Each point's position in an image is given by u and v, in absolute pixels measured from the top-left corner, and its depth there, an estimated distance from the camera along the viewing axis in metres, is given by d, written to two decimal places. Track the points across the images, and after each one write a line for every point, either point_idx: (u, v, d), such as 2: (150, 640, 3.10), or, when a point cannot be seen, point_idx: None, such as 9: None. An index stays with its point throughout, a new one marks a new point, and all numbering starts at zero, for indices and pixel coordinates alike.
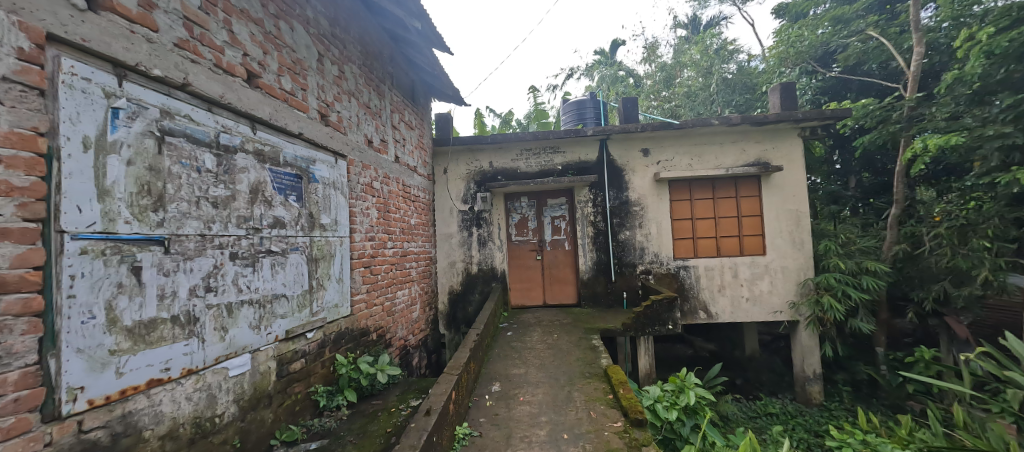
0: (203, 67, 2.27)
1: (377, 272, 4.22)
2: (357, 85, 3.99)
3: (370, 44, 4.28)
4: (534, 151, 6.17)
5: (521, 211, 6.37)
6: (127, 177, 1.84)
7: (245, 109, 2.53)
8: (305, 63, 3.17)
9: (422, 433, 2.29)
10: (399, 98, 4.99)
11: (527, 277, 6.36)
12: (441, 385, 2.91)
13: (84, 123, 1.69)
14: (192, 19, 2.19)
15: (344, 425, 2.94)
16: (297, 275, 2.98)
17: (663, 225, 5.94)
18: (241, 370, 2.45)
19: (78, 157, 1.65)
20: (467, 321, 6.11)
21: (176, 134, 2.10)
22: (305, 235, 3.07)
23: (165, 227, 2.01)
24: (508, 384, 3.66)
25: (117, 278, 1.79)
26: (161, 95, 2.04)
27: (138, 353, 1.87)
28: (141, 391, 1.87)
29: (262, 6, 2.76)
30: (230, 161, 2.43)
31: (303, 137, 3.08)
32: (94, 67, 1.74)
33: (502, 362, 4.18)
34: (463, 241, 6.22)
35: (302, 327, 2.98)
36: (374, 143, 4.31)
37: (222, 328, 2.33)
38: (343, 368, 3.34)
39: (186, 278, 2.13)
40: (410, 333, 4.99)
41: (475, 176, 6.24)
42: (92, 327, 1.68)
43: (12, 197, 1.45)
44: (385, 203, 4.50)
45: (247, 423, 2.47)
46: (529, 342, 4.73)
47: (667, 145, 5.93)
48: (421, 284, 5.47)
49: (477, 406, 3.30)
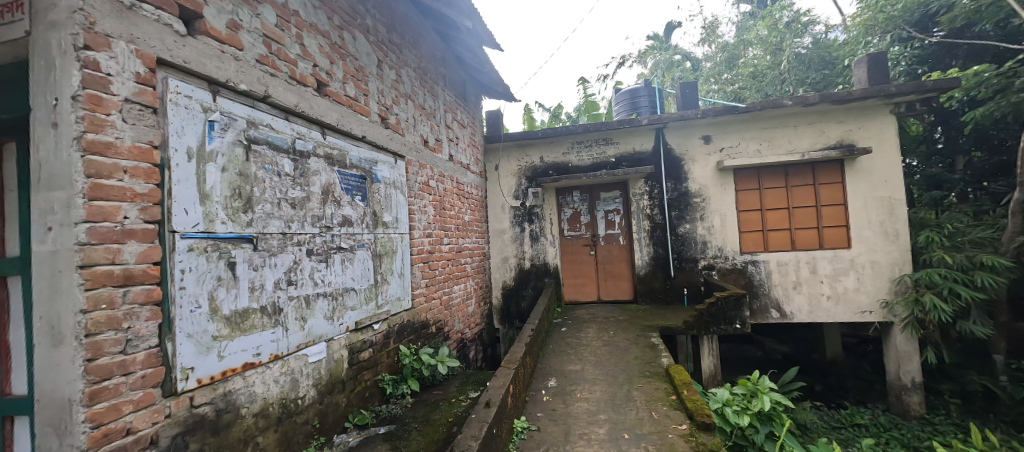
0: (281, 80, 2.48)
1: (435, 267, 4.38)
2: (413, 88, 4.15)
3: (424, 47, 4.42)
4: (586, 144, 6.05)
5: (574, 205, 6.28)
6: (223, 183, 2.07)
7: (316, 116, 2.74)
8: (366, 70, 3.35)
9: (483, 424, 2.34)
10: (452, 98, 5.13)
11: (580, 272, 6.28)
12: (499, 379, 2.96)
13: (187, 135, 1.91)
14: (269, 36, 2.40)
15: (409, 412, 3.09)
16: (364, 270, 3.17)
17: (728, 217, 5.56)
18: (319, 358, 2.66)
19: (183, 166, 1.87)
20: (521, 316, 6.16)
21: (260, 142, 2.32)
22: (370, 232, 3.27)
23: (253, 227, 2.23)
24: (564, 380, 3.64)
25: (217, 272, 2.01)
26: (248, 108, 2.26)
27: (235, 339, 2.09)
28: (238, 373, 2.09)
29: (328, 19, 2.94)
30: (305, 165, 2.64)
31: (366, 140, 3.27)
32: (194, 86, 1.96)
33: (558, 358, 4.17)
34: (516, 237, 6.26)
35: (369, 319, 3.18)
36: (430, 142, 4.47)
37: (302, 318, 2.55)
38: (406, 358, 3.53)
39: (272, 272, 2.35)
40: (467, 326, 5.13)
41: (526, 171, 6.24)
42: (198, 315, 1.91)
43: (136, 202, 1.66)
44: (441, 201, 4.66)
45: (324, 405, 2.68)
46: (584, 339, 4.66)
47: (731, 130, 5.52)
48: (476, 279, 5.60)
49: (534, 401, 3.31)
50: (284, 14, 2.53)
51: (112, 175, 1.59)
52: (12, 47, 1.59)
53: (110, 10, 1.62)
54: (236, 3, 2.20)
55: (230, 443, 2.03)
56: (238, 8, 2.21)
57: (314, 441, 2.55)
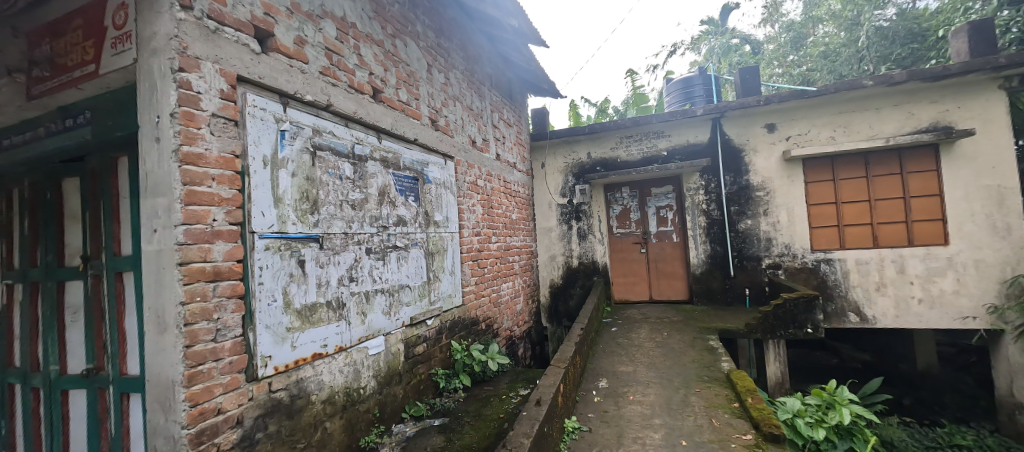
0: (341, 89, 2.64)
1: (484, 265, 4.46)
2: (461, 90, 4.25)
3: (471, 48, 4.50)
4: (636, 138, 5.85)
5: (623, 202, 6.11)
6: (293, 187, 2.24)
7: (373, 122, 2.89)
8: (417, 74, 3.48)
9: (534, 422, 2.34)
10: (498, 97, 5.19)
11: (631, 271, 6.11)
12: (549, 378, 2.95)
13: (263, 145, 2.09)
14: (330, 48, 2.57)
15: (461, 407, 3.18)
16: (418, 268, 3.30)
17: (796, 212, 5.13)
18: (378, 350, 2.81)
19: (260, 172, 2.06)
20: (570, 315, 6.11)
21: (324, 149, 2.49)
22: (422, 231, 3.40)
23: (319, 227, 2.40)
24: (615, 381, 3.56)
25: (289, 269, 2.19)
26: (314, 117, 2.44)
27: (305, 330, 2.27)
28: (309, 362, 2.27)
29: (382, 28, 3.08)
30: (363, 168, 2.80)
31: (418, 142, 3.40)
32: (268, 99, 2.14)
33: (608, 358, 4.09)
34: (563, 235, 6.20)
35: (423, 315, 3.31)
36: (478, 142, 4.55)
37: (363, 312, 2.71)
38: (458, 354, 3.64)
39: (336, 269, 2.52)
40: (516, 324, 5.18)
41: (574, 168, 6.16)
42: (274, 308, 2.09)
43: (222, 206, 1.85)
44: (489, 199, 4.73)
45: (384, 396, 2.82)
46: (636, 340, 4.52)
47: (800, 117, 5.08)
48: (524, 277, 5.64)
49: (584, 401, 3.27)
50: (343, 26, 2.69)
51: (203, 182, 1.77)
52: (123, 74, 1.83)
53: (199, 35, 1.81)
54: (302, 20, 2.37)
55: (303, 427, 2.20)
56: (304, 24, 2.38)
57: (375, 430, 2.70)
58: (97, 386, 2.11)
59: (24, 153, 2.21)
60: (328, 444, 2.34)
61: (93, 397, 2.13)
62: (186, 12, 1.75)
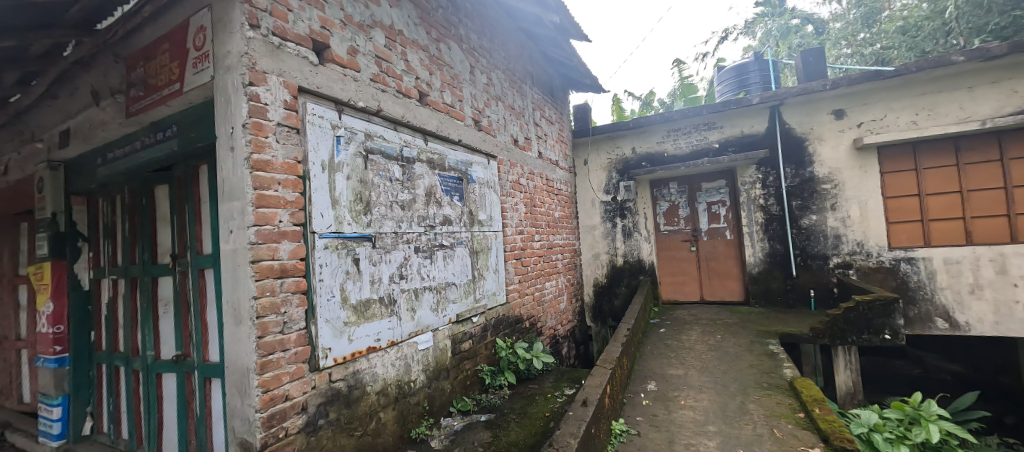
0: (390, 95, 2.76)
1: (527, 264, 4.48)
2: (503, 90, 4.30)
3: (512, 47, 4.53)
4: (684, 131, 5.60)
5: (671, 198, 5.88)
6: (348, 189, 2.37)
7: (420, 125, 2.99)
8: (460, 77, 3.55)
9: (581, 422, 2.32)
10: (540, 95, 5.18)
11: (680, 270, 5.88)
12: (595, 378, 2.91)
13: (321, 150, 2.23)
14: (380, 56, 2.69)
15: (507, 403, 3.22)
16: (463, 266, 3.38)
17: (870, 206, 4.67)
18: (427, 345, 2.91)
19: (319, 176, 2.19)
20: (615, 315, 5.98)
21: (375, 152, 2.61)
22: (467, 230, 3.47)
23: (371, 227, 2.52)
24: (665, 385, 3.44)
25: (346, 267, 2.32)
26: (366, 122, 2.57)
27: (361, 325, 2.40)
28: (364, 355, 2.39)
29: (427, 34, 3.18)
30: (411, 170, 2.91)
31: (462, 143, 3.48)
32: (325, 107, 2.28)
33: (657, 360, 3.96)
34: (607, 233, 6.07)
35: (469, 312, 3.38)
36: (520, 141, 4.57)
37: (412, 309, 2.82)
38: (503, 351, 3.69)
39: (387, 267, 2.64)
40: (560, 323, 5.15)
41: (618, 164, 6.00)
42: (333, 303, 2.23)
43: (287, 208, 2.00)
44: (532, 198, 4.75)
45: (433, 390, 2.92)
46: (687, 342, 4.33)
47: (874, 101, 4.62)
48: (567, 276, 5.59)
49: (632, 404, 3.19)
50: (391, 34, 2.80)
51: (270, 187, 1.92)
52: (202, 90, 2.03)
53: (266, 51, 1.96)
54: (354, 31, 2.50)
55: (359, 416, 2.33)
56: (356, 35, 2.51)
57: (425, 422, 2.79)
58: (184, 371, 2.36)
59: (124, 164, 2.51)
60: (381, 433, 2.45)
61: (182, 381, 2.38)
62: (254, 30, 1.91)
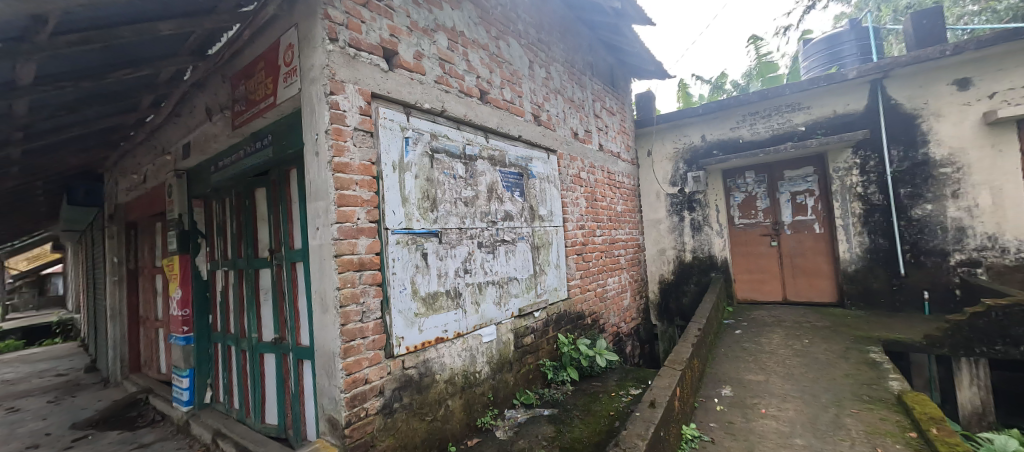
0: (453, 95, 2.85)
1: (589, 259, 4.41)
2: (562, 82, 4.25)
3: (571, 39, 4.45)
4: (762, 115, 5.14)
5: (747, 188, 5.43)
6: (416, 188, 2.50)
7: (481, 123, 3.06)
8: (519, 73, 3.58)
9: (650, 424, 2.24)
10: (600, 86, 5.05)
11: (758, 267, 5.43)
12: (663, 379, 2.80)
13: (392, 152, 2.37)
14: (443, 58, 2.79)
15: (570, 400, 3.21)
16: (524, 261, 3.41)
17: (1005, 192, 3.96)
18: (490, 338, 2.99)
19: (391, 176, 2.34)
20: (682, 315, 5.66)
21: (440, 151, 2.72)
22: (528, 225, 3.50)
23: (438, 223, 2.64)
24: (742, 390, 3.21)
25: (415, 261, 2.46)
26: (432, 123, 2.68)
27: (430, 316, 2.53)
28: (433, 344, 2.52)
29: (486, 32, 3.23)
30: (474, 167, 2.99)
31: (522, 139, 3.51)
32: (395, 111, 2.42)
33: (732, 363, 3.70)
34: (674, 227, 5.77)
35: (531, 307, 3.41)
36: (580, 134, 4.50)
37: (476, 302, 2.91)
38: (565, 347, 3.68)
39: (453, 262, 2.74)
40: (623, 321, 5.00)
41: (685, 154, 5.66)
42: (404, 295, 2.37)
43: (364, 206, 2.15)
44: (593, 192, 4.65)
45: (497, 381, 3.00)
46: (768, 346, 3.98)
47: (1013, 66, 3.89)
48: (631, 272, 5.41)
49: (705, 409, 3.01)
50: (453, 36, 2.89)
51: (349, 187, 2.09)
52: (292, 102, 2.26)
53: (343, 61, 2.12)
54: (419, 36, 2.62)
55: (430, 402, 2.46)
56: (421, 40, 2.63)
57: (490, 412, 2.88)
58: (282, 352, 2.66)
59: (231, 170, 2.87)
60: (450, 420, 2.57)
61: (279, 361, 2.69)
62: (333, 44, 2.08)
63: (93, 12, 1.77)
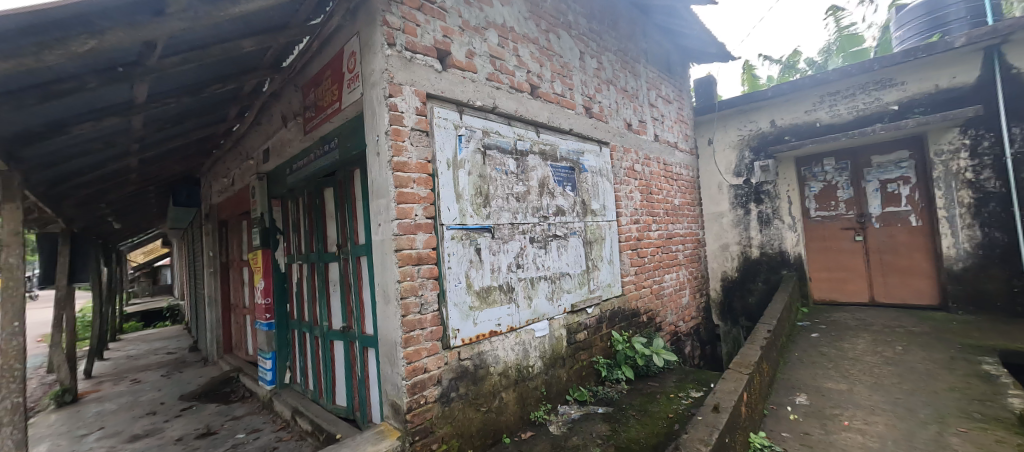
0: (504, 91, 2.87)
1: (644, 255, 4.26)
2: (615, 72, 4.12)
3: (624, 25, 4.29)
4: (843, 95, 4.63)
5: (825, 177, 4.95)
6: (469, 184, 2.56)
7: (532, 118, 3.06)
8: (570, 65, 3.52)
9: (714, 430, 2.13)
10: (655, 73, 4.82)
11: (839, 264, 4.94)
12: (728, 383, 2.64)
13: (446, 150, 2.44)
14: (494, 54, 2.82)
15: (626, 399, 3.14)
16: (577, 256, 3.37)
17: None
18: (543, 333, 3.00)
19: (445, 173, 2.41)
20: (748, 314, 5.30)
21: (492, 148, 2.75)
22: (580, 220, 3.45)
23: (490, 219, 2.69)
24: (819, 399, 2.94)
25: (469, 256, 2.52)
26: (484, 120, 2.72)
27: (484, 309, 2.58)
28: (487, 337, 2.58)
29: (536, 26, 3.21)
30: (525, 162, 3.00)
31: (573, 132, 3.46)
32: (448, 109, 2.49)
33: (807, 370, 3.41)
34: (738, 221, 5.39)
35: (583, 303, 3.37)
36: (634, 125, 4.34)
37: (529, 297, 2.93)
38: (619, 345, 3.60)
39: (505, 256, 2.78)
40: (681, 319, 4.78)
41: (751, 141, 5.25)
42: (459, 288, 2.44)
43: (421, 203, 2.25)
44: (648, 185, 4.48)
45: (550, 376, 3.00)
46: (850, 352, 3.61)
47: None
48: (690, 268, 5.15)
49: (775, 418, 2.80)
50: (504, 32, 2.91)
51: (407, 185, 2.19)
52: (355, 106, 2.40)
53: (401, 65, 2.22)
54: (471, 35, 2.66)
55: (485, 393, 2.52)
56: (472, 38, 2.67)
57: (543, 407, 2.89)
58: (349, 340, 2.87)
59: (303, 172, 3.12)
60: (504, 412, 2.62)
61: (347, 348, 2.89)
62: (391, 48, 2.18)
63: (191, 36, 2.01)
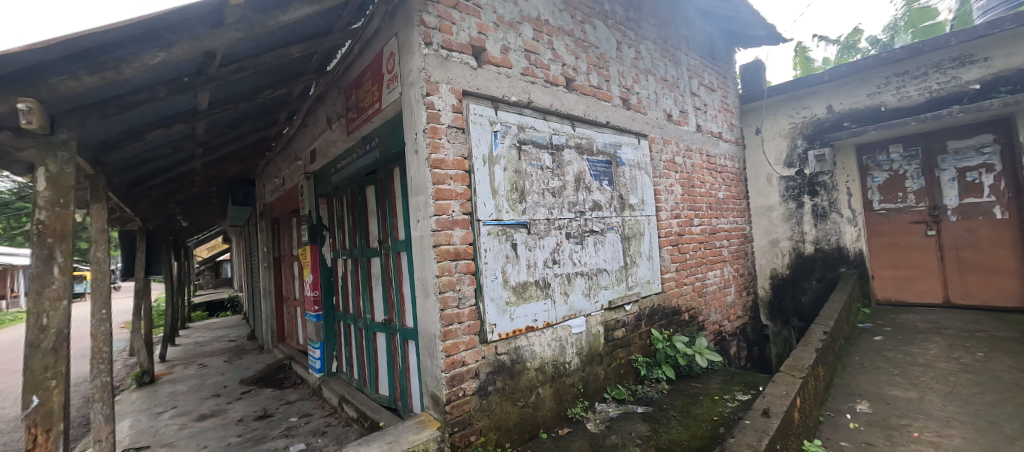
0: (539, 85, 2.85)
1: (685, 251, 4.11)
2: (654, 61, 3.98)
3: (663, 12, 4.13)
4: (913, 75, 4.22)
5: (891, 166, 4.54)
6: (505, 180, 2.57)
7: (567, 112, 3.02)
8: (606, 56, 3.43)
9: (763, 435, 2.02)
10: (697, 60, 4.60)
11: (906, 261, 4.54)
12: (779, 386, 2.50)
13: (482, 146, 2.46)
14: (529, 49, 2.79)
15: (666, 399, 3.05)
16: (614, 252, 3.30)
17: None
18: (580, 330, 2.96)
19: (481, 169, 2.43)
20: (800, 314, 4.98)
21: (527, 143, 2.74)
22: (618, 215, 3.37)
23: (526, 214, 2.68)
24: (883, 408, 2.72)
25: (505, 251, 2.53)
26: (519, 115, 2.71)
27: (520, 305, 2.59)
28: (523, 333, 2.58)
29: (571, 17, 3.15)
30: (561, 157, 2.96)
31: (610, 125, 3.38)
32: (484, 106, 2.50)
33: (869, 375, 3.15)
34: (789, 215, 5.06)
35: (621, 299, 3.30)
36: (675, 116, 4.18)
37: (565, 293, 2.91)
38: (659, 343, 3.50)
39: (541, 252, 2.77)
40: (726, 319, 4.57)
41: (804, 129, 4.91)
42: (496, 283, 2.46)
43: (458, 199, 2.28)
44: (690, 178, 4.30)
45: (587, 373, 2.97)
46: (921, 358, 3.30)
47: None
48: (736, 265, 4.90)
49: (832, 425, 2.62)
50: (538, 26, 2.88)
51: (444, 182, 2.22)
52: (394, 106, 2.47)
53: (437, 63, 2.25)
54: (506, 30, 2.66)
55: (522, 388, 2.54)
56: (507, 33, 2.67)
57: (580, 404, 2.86)
58: (391, 332, 2.97)
59: (347, 171, 3.25)
60: (541, 408, 2.62)
61: (389, 340, 3.00)
62: (428, 48, 2.22)
63: (245, 45, 2.14)
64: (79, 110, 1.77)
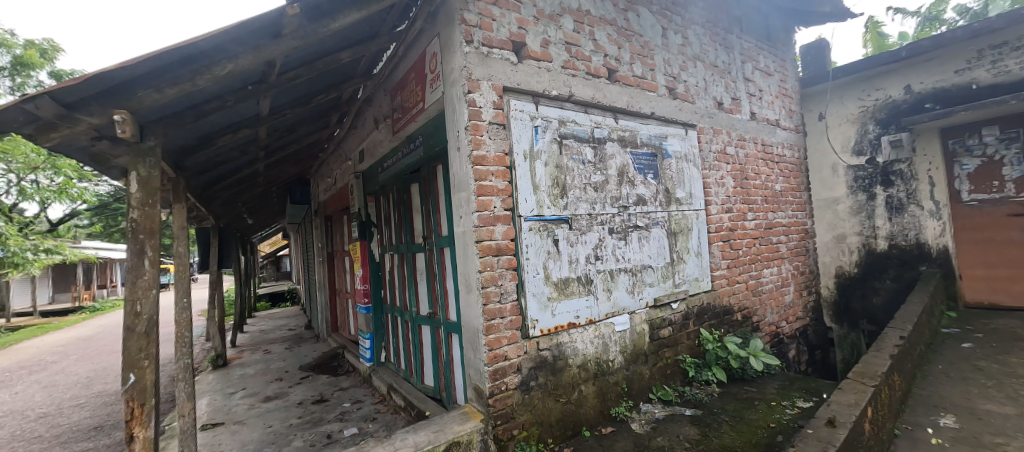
0: (580, 78, 2.79)
1: (738, 247, 3.88)
2: (703, 46, 3.77)
3: None
4: (1013, 46, 3.71)
5: (984, 151, 4.02)
6: (546, 175, 2.55)
7: (609, 104, 2.94)
8: (651, 44, 3.30)
9: (827, 446, 1.87)
10: (751, 43, 4.30)
11: (1003, 259, 4.01)
12: (846, 395, 2.30)
13: (523, 141, 2.45)
14: (569, 41, 2.74)
15: (717, 403, 2.90)
16: (660, 248, 3.19)
17: None
18: (624, 328, 2.89)
19: (522, 165, 2.42)
20: (871, 316, 4.55)
21: (568, 137, 2.69)
22: (663, 210, 3.24)
23: (568, 209, 2.65)
24: (973, 423, 2.42)
25: (547, 247, 2.52)
26: (560, 109, 2.67)
27: (562, 301, 2.57)
28: (565, 329, 2.56)
29: (614, 6, 3.06)
30: (603, 151, 2.89)
31: (656, 116, 3.25)
32: (525, 101, 2.49)
33: (955, 387, 2.82)
34: (858, 208, 4.63)
35: (668, 297, 3.18)
36: (726, 104, 3.94)
37: (608, 289, 2.84)
38: (709, 343, 3.34)
39: (583, 248, 2.72)
40: (784, 320, 4.27)
41: (877, 113, 4.47)
42: (538, 279, 2.45)
43: (499, 195, 2.29)
44: (743, 169, 4.04)
45: (631, 373, 2.89)
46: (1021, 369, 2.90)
47: None
48: (795, 262, 4.56)
49: (910, 440, 2.37)
50: (579, 17, 2.82)
51: (485, 178, 2.24)
52: (437, 105, 2.52)
53: (478, 61, 2.27)
54: (546, 23, 2.63)
55: (565, 384, 2.52)
56: (548, 27, 2.63)
57: (624, 404, 2.80)
58: (435, 325, 3.06)
59: (393, 169, 3.36)
60: (584, 405, 2.60)
61: (433, 333, 3.09)
62: (470, 45, 2.24)
63: (301, 53, 2.27)
64: (162, 120, 1.95)
